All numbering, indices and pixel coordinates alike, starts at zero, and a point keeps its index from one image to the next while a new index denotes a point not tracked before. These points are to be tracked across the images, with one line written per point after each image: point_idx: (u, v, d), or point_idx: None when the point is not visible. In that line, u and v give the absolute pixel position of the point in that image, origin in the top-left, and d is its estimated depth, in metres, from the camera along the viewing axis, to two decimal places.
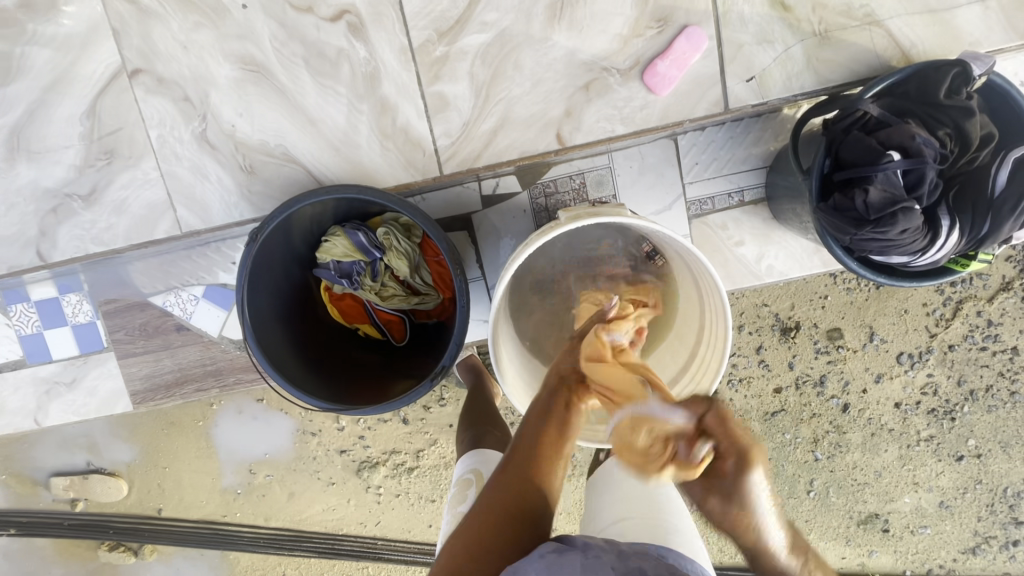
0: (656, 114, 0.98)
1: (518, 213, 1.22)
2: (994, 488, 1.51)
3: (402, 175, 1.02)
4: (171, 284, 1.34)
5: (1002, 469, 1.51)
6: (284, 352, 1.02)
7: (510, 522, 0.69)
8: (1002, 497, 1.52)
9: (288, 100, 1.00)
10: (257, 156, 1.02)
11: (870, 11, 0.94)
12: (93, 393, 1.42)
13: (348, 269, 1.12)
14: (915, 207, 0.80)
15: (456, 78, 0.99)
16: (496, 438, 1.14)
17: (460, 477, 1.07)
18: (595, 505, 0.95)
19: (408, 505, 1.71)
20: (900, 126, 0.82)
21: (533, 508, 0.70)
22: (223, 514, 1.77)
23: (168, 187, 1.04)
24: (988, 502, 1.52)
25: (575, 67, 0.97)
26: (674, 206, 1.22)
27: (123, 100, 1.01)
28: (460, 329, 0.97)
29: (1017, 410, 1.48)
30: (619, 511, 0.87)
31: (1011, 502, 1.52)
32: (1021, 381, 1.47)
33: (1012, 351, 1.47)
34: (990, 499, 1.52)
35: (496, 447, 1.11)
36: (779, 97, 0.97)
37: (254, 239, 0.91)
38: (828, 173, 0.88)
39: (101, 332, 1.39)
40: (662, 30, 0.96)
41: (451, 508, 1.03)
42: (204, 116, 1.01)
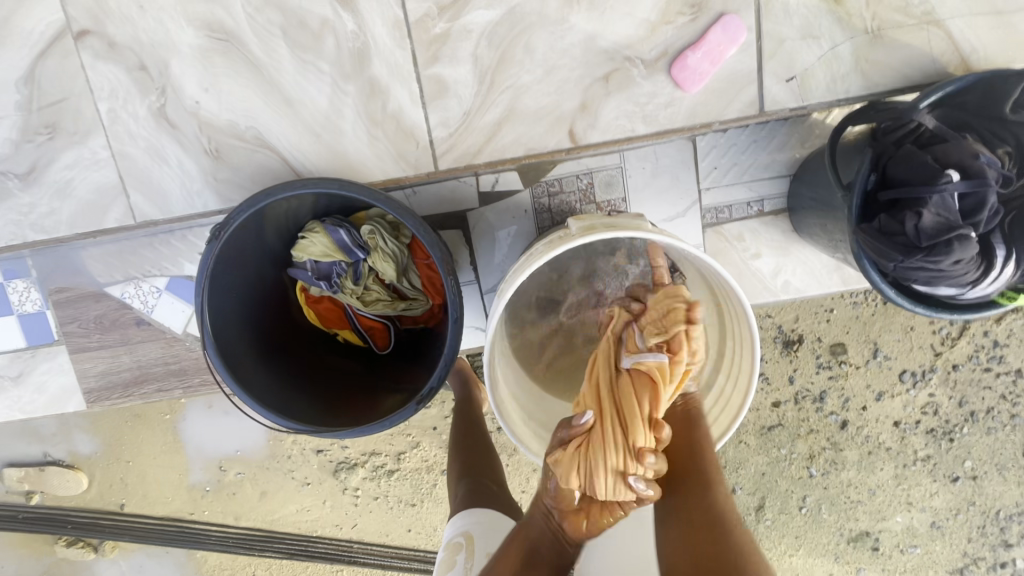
0: (682, 113, 0.88)
1: (518, 213, 1.11)
2: (987, 510, 1.46)
3: (393, 169, 0.90)
4: (130, 274, 1.21)
5: (997, 492, 1.45)
6: (246, 360, 0.90)
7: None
8: (993, 519, 1.46)
9: (263, 76, 0.87)
10: (224, 139, 0.89)
11: (928, 8, 0.84)
12: (42, 388, 1.29)
13: (328, 271, 1.01)
14: (971, 236, 0.71)
15: (457, 60, 0.86)
16: (487, 489, 1.03)
17: (449, 540, 0.96)
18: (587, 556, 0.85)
19: (386, 508, 1.61)
20: (959, 143, 0.73)
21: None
22: (189, 512, 1.66)
23: (120, 169, 0.91)
24: (980, 523, 1.46)
25: (594, 55, 0.86)
26: (688, 212, 1.12)
27: (69, 67, 0.87)
28: (452, 345, 0.87)
29: (1017, 433, 1.42)
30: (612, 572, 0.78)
31: (1002, 525, 1.46)
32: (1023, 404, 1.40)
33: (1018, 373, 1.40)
34: (982, 521, 1.46)
35: (489, 502, 1.01)
36: (820, 101, 0.87)
37: (216, 236, 0.79)
38: (872, 191, 0.78)
39: (52, 322, 1.25)
40: (695, 18, 0.85)
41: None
42: (163, 90, 0.87)
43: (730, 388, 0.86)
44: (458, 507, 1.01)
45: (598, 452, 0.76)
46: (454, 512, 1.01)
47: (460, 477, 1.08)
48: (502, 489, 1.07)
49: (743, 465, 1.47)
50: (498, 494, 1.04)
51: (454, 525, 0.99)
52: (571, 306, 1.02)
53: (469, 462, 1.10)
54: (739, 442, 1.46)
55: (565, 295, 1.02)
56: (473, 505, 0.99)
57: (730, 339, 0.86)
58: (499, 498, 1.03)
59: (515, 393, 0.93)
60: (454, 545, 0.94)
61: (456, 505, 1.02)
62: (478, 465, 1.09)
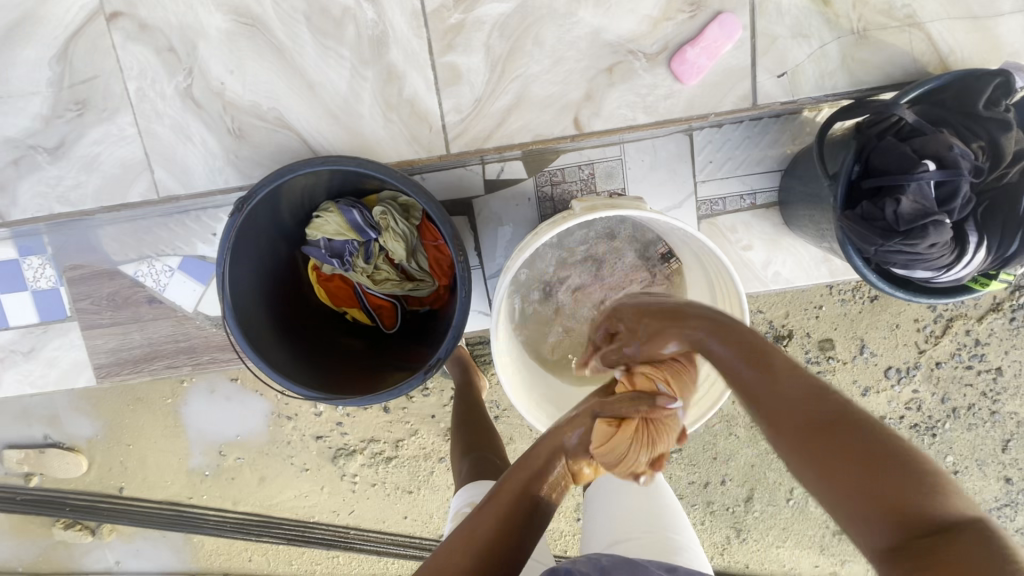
0: (680, 104, 0.93)
1: (522, 200, 1.16)
2: None
3: (406, 151, 0.95)
4: (144, 253, 1.25)
5: (976, 486, 1.51)
6: (263, 331, 0.94)
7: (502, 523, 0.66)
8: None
9: (285, 59, 0.91)
10: (246, 118, 0.93)
11: (911, 12, 0.90)
12: (53, 364, 1.32)
13: (340, 249, 1.05)
14: (945, 221, 0.77)
15: (470, 49, 0.92)
16: (491, 465, 1.07)
17: (456, 511, 0.99)
18: (590, 523, 0.90)
19: (384, 495, 1.65)
20: (935, 135, 0.79)
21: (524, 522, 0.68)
22: (189, 496, 1.69)
23: (145, 147, 0.95)
24: None
25: (600, 48, 0.91)
26: (684, 204, 1.17)
27: (99, 47, 0.92)
28: (459, 319, 0.91)
29: (996, 430, 1.48)
30: (616, 532, 0.82)
31: None
32: (1002, 401, 1.46)
33: (998, 372, 1.46)
34: None
35: (493, 475, 1.04)
36: (810, 96, 0.92)
37: (240, 209, 0.83)
38: (855, 180, 0.84)
39: (64, 300, 1.29)
40: (694, 15, 0.90)
41: None
42: (189, 70, 0.92)
43: None
44: (464, 481, 1.05)
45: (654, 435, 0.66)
46: (460, 486, 1.05)
47: (465, 455, 1.12)
48: (506, 465, 1.11)
49: (732, 457, 1.51)
50: (502, 469, 1.08)
51: (461, 497, 1.02)
52: (573, 285, 1.06)
53: (473, 440, 1.14)
54: (729, 434, 1.50)
55: (567, 275, 1.06)
56: (478, 478, 1.03)
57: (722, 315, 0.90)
58: (502, 473, 1.07)
59: (518, 367, 0.98)
60: (460, 514, 0.97)
61: (462, 480, 1.06)
62: (481, 443, 1.13)
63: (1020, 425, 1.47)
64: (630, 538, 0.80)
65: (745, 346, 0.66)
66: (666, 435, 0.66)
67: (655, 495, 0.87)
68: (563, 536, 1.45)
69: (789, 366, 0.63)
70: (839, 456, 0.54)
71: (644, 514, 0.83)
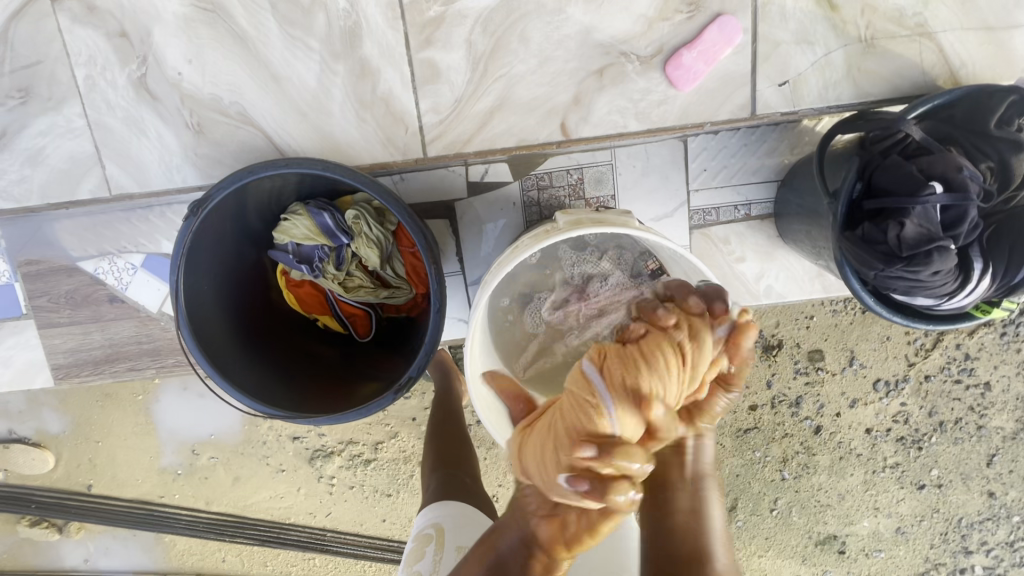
0: (674, 112, 0.87)
1: (506, 205, 1.10)
2: (949, 518, 1.49)
3: (380, 153, 0.89)
4: (105, 249, 1.17)
5: (960, 500, 1.48)
6: (222, 340, 0.88)
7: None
8: (955, 527, 1.50)
9: (249, 50, 0.84)
10: (206, 112, 0.86)
11: (922, 21, 0.84)
12: (8, 363, 1.25)
13: (309, 254, 0.98)
14: (950, 247, 0.72)
15: (450, 45, 0.85)
16: (460, 483, 1.02)
17: (420, 532, 0.95)
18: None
19: (362, 498, 1.60)
20: (943, 155, 0.74)
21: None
22: (160, 495, 1.62)
23: (96, 140, 0.88)
24: (942, 530, 1.50)
25: (590, 48, 0.85)
26: (676, 213, 1.12)
27: (47, 28, 0.84)
28: (432, 336, 0.85)
29: (983, 444, 1.45)
30: None
31: (963, 533, 1.50)
32: (990, 416, 1.44)
33: (986, 386, 1.43)
34: (944, 528, 1.50)
35: (461, 494, 0.99)
36: (812, 107, 0.87)
37: (195, 212, 0.76)
38: (857, 200, 0.79)
39: (20, 296, 1.21)
40: (692, 16, 0.84)
41: (406, 567, 0.91)
42: (144, 58, 0.85)
43: None
44: (430, 499, 1.00)
45: (568, 416, 0.57)
46: (426, 504, 1.00)
47: (434, 470, 1.06)
48: (477, 486, 1.05)
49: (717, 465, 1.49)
50: (471, 488, 1.02)
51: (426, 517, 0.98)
52: (553, 303, 1.00)
53: (445, 454, 1.09)
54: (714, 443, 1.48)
55: (546, 292, 1.02)
56: (444, 497, 0.98)
57: None
58: (471, 492, 1.02)
59: (494, 386, 0.93)
60: (423, 537, 0.93)
61: (428, 496, 1.01)
62: (453, 458, 1.08)
63: (1005, 439, 1.45)
64: None
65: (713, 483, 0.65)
66: (572, 408, 0.57)
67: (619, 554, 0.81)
68: None
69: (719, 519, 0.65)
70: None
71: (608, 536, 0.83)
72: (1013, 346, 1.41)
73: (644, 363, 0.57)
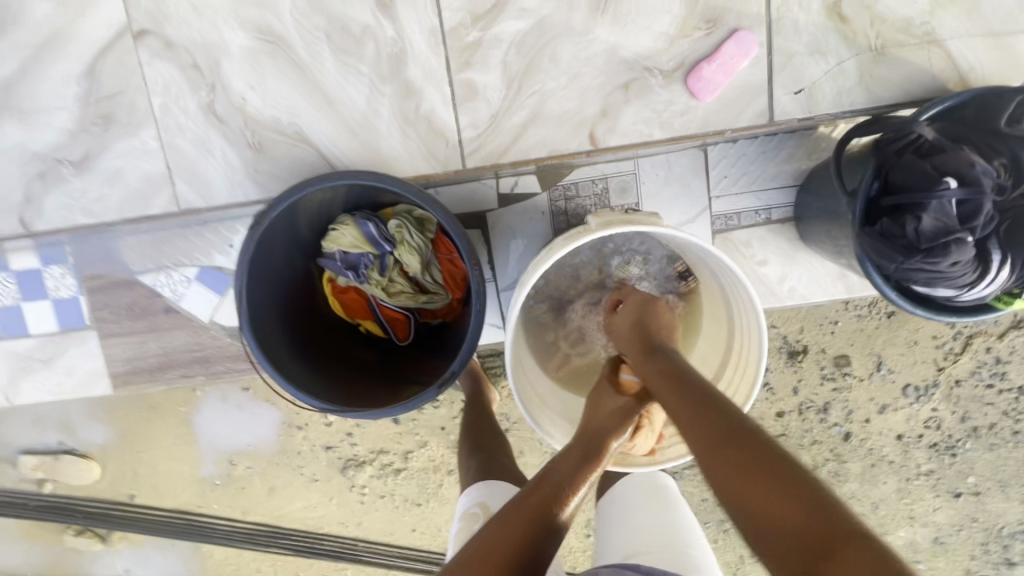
0: (696, 121, 0.93)
1: (536, 214, 1.16)
2: (988, 527, 1.48)
3: (422, 166, 0.96)
4: (162, 263, 1.27)
5: (999, 509, 1.47)
6: (278, 344, 0.94)
7: (512, 550, 0.69)
8: (995, 536, 1.49)
9: (306, 75, 0.93)
10: (267, 133, 0.95)
11: (930, 29, 0.89)
12: (70, 371, 1.34)
13: (355, 261, 1.05)
14: (968, 239, 0.76)
15: (487, 66, 0.93)
16: (499, 466, 1.07)
17: (465, 510, 0.99)
18: (603, 542, 0.90)
19: (393, 507, 1.64)
20: (956, 152, 0.78)
21: (549, 545, 0.72)
22: (199, 504, 1.69)
23: (168, 161, 0.97)
24: (981, 540, 1.49)
25: (616, 64, 0.92)
26: (699, 218, 1.17)
27: (128, 63, 0.94)
28: (473, 334, 0.90)
29: (1020, 450, 1.44)
30: (632, 545, 0.82)
31: (1005, 542, 1.49)
32: None
33: (1020, 391, 1.42)
34: (984, 537, 1.49)
35: (502, 476, 1.05)
36: (827, 113, 0.92)
37: (260, 222, 0.84)
38: (875, 197, 0.83)
39: (84, 308, 1.30)
40: (711, 33, 0.90)
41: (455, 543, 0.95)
42: (213, 86, 0.94)
43: (736, 380, 0.89)
44: (472, 480, 1.05)
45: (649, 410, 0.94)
46: (467, 486, 1.05)
47: (473, 454, 1.12)
48: (514, 466, 1.11)
49: None
50: (510, 469, 1.08)
51: (469, 497, 1.02)
52: (583, 310, 1.06)
53: (481, 440, 1.14)
54: None
55: (577, 298, 1.07)
56: (486, 478, 1.03)
57: (738, 335, 0.89)
58: (511, 472, 1.08)
59: (531, 380, 0.97)
60: (469, 514, 0.97)
61: (470, 479, 1.06)
62: (490, 444, 1.14)
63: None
64: (649, 551, 0.80)
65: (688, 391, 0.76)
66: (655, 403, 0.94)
67: (670, 514, 0.88)
68: (572, 552, 1.44)
69: (716, 404, 0.72)
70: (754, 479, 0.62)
71: (665, 530, 0.84)
72: None
73: None
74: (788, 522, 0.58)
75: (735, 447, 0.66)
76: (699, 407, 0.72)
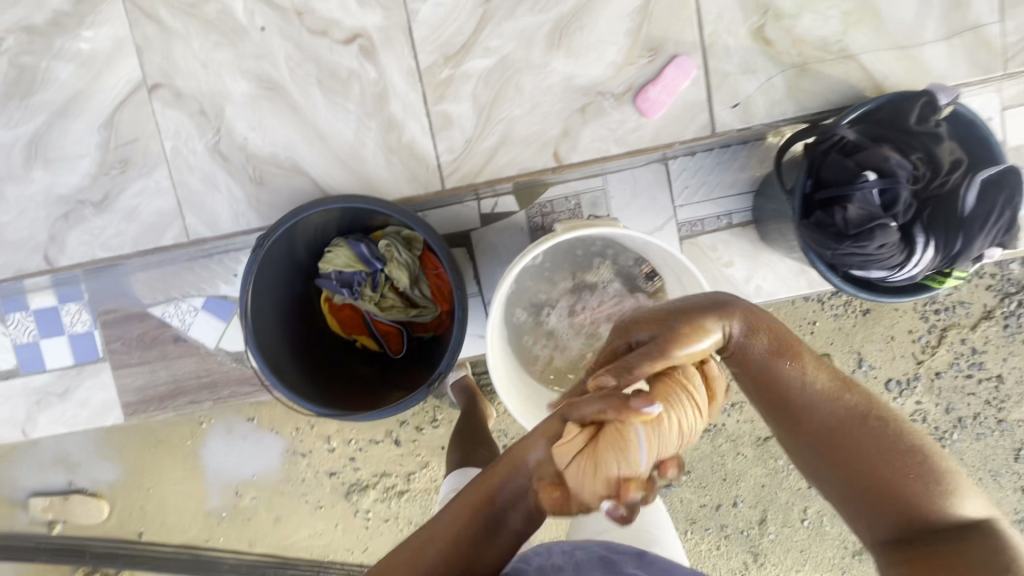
0: (648, 136, 1.04)
1: (516, 231, 1.26)
2: None
3: (406, 189, 1.07)
4: (171, 295, 1.36)
5: (994, 499, 1.47)
6: (282, 358, 1.03)
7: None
8: None
9: (299, 115, 1.05)
10: (266, 167, 1.06)
11: (845, 46, 1.02)
12: (84, 405, 1.41)
13: (350, 279, 1.14)
14: (890, 224, 0.86)
15: (459, 99, 1.04)
16: (481, 457, 1.20)
17: (445, 494, 1.13)
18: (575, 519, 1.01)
19: (397, 531, 1.67)
20: (874, 149, 0.88)
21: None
22: (205, 538, 1.71)
23: (178, 197, 1.08)
24: None
25: (573, 91, 1.03)
26: (666, 226, 1.26)
27: (142, 113, 1.06)
28: (458, 337, 0.99)
29: (1005, 439, 1.45)
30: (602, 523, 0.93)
31: None
32: (1008, 409, 1.44)
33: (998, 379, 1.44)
34: None
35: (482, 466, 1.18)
36: (763, 123, 1.03)
37: (262, 245, 0.93)
38: (810, 193, 0.93)
39: (98, 342, 1.39)
40: (653, 59, 1.02)
41: None
42: (217, 129, 1.05)
43: None
44: (454, 466, 1.20)
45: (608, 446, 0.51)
46: (449, 471, 1.20)
47: (458, 445, 1.25)
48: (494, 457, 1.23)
49: (741, 477, 1.48)
50: (489, 459, 1.21)
51: (450, 482, 1.17)
52: (560, 311, 1.15)
53: (467, 435, 1.26)
54: (736, 453, 1.47)
55: (554, 302, 1.16)
56: (465, 465, 1.18)
57: None
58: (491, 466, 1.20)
59: (514, 379, 1.05)
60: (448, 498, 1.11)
61: (451, 466, 1.20)
62: (475, 438, 1.25)
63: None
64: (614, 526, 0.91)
65: (777, 340, 0.63)
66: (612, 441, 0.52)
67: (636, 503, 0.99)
68: None
69: (810, 358, 0.61)
70: (863, 450, 0.56)
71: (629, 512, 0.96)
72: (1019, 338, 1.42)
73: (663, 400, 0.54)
74: (910, 510, 0.55)
75: (841, 429, 0.58)
76: (791, 372, 0.61)
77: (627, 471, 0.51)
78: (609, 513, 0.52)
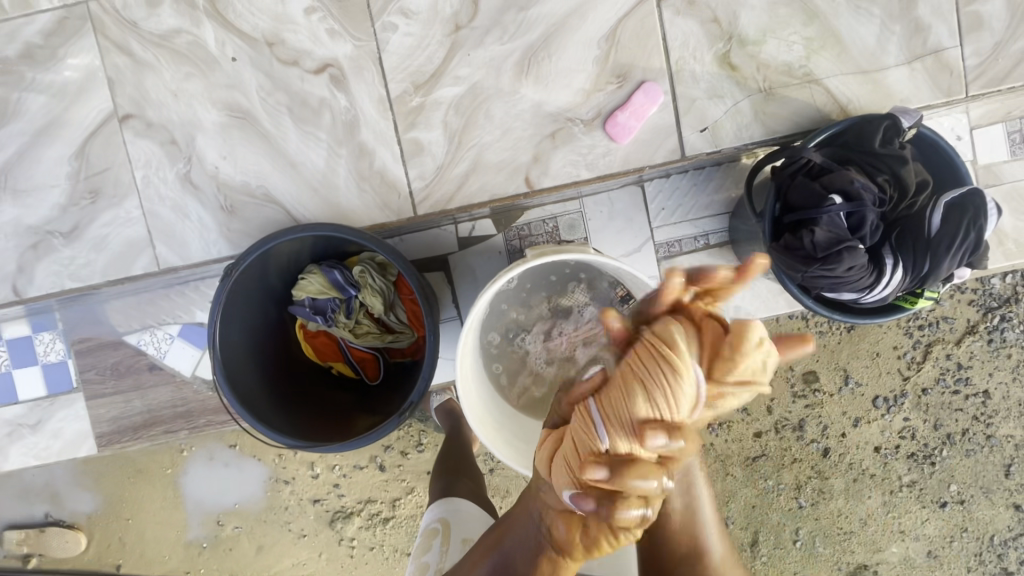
0: (618, 160, 1.05)
1: (493, 254, 1.26)
2: (980, 536, 1.45)
3: (378, 215, 1.07)
4: (147, 323, 1.34)
5: (986, 516, 1.45)
6: (252, 389, 1.01)
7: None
8: (988, 546, 1.46)
9: (271, 144, 1.05)
10: (237, 196, 1.06)
11: (809, 71, 1.04)
12: (58, 435, 1.38)
13: (323, 306, 1.13)
14: (857, 247, 0.86)
15: (430, 126, 1.05)
16: (465, 486, 1.16)
17: (428, 526, 1.11)
18: None
19: (383, 559, 1.63)
20: (840, 172, 0.89)
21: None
22: (186, 570, 1.67)
23: (149, 226, 1.07)
24: (976, 551, 1.46)
25: (542, 117, 1.04)
26: (643, 247, 1.26)
27: (113, 143, 1.06)
28: (429, 366, 0.98)
29: (995, 455, 1.44)
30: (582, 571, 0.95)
31: (999, 552, 1.45)
32: (996, 425, 1.43)
33: (986, 395, 1.43)
34: (977, 548, 1.45)
35: (467, 496, 1.14)
36: (732, 146, 1.04)
37: (230, 274, 0.93)
38: (779, 216, 0.93)
39: (72, 371, 1.37)
40: (621, 85, 1.04)
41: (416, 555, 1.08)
42: (189, 158, 1.05)
43: None
44: (437, 496, 1.16)
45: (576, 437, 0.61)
46: (432, 501, 1.16)
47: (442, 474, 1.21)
48: (477, 486, 1.20)
49: (731, 498, 1.46)
50: (472, 488, 1.18)
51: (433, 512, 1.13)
52: (536, 335, 1.14)
53: (451, 463, 1.23)
54: (725, 474, 1.46)
55: (531, 326, 1.15)
56: (449, 495, 1.14)
57: None
58: (477, 495, 1.17)
59: (488, 405, 1.04)
60: (430, 529, 1.09)
61: (434, 495, 1.17)
62: (459, 467, 1.22)
63: (1017, 448, 1.43)
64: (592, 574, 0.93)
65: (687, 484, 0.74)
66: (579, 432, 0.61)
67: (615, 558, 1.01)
68: None
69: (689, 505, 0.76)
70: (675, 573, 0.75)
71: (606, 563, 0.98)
72: (1004, 352, 1.42)
73: (625, 385, 0.56)
74: None
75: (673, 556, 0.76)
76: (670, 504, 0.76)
77: (587, 452, 0.60)
78: (581, 505, 0.59)
